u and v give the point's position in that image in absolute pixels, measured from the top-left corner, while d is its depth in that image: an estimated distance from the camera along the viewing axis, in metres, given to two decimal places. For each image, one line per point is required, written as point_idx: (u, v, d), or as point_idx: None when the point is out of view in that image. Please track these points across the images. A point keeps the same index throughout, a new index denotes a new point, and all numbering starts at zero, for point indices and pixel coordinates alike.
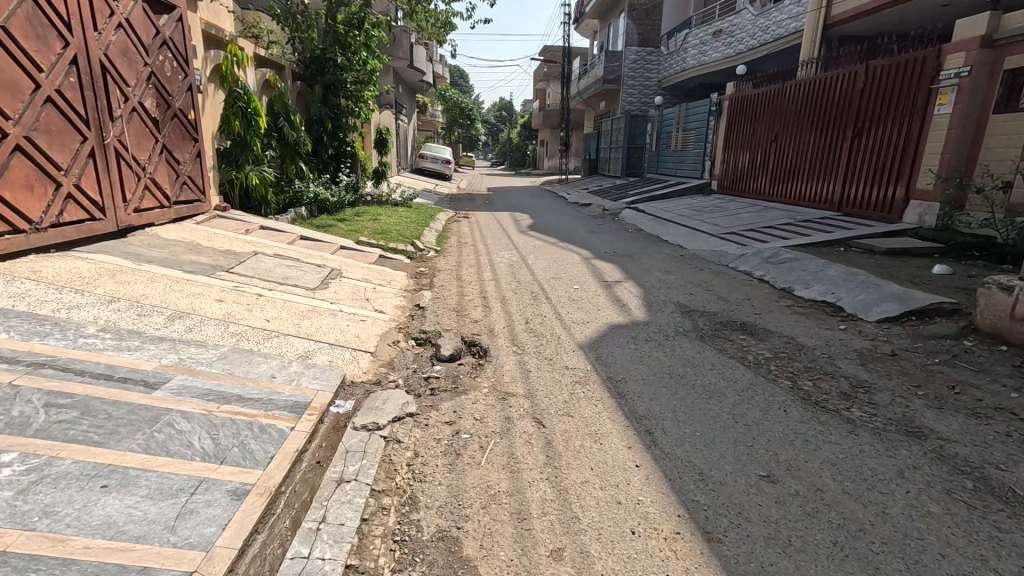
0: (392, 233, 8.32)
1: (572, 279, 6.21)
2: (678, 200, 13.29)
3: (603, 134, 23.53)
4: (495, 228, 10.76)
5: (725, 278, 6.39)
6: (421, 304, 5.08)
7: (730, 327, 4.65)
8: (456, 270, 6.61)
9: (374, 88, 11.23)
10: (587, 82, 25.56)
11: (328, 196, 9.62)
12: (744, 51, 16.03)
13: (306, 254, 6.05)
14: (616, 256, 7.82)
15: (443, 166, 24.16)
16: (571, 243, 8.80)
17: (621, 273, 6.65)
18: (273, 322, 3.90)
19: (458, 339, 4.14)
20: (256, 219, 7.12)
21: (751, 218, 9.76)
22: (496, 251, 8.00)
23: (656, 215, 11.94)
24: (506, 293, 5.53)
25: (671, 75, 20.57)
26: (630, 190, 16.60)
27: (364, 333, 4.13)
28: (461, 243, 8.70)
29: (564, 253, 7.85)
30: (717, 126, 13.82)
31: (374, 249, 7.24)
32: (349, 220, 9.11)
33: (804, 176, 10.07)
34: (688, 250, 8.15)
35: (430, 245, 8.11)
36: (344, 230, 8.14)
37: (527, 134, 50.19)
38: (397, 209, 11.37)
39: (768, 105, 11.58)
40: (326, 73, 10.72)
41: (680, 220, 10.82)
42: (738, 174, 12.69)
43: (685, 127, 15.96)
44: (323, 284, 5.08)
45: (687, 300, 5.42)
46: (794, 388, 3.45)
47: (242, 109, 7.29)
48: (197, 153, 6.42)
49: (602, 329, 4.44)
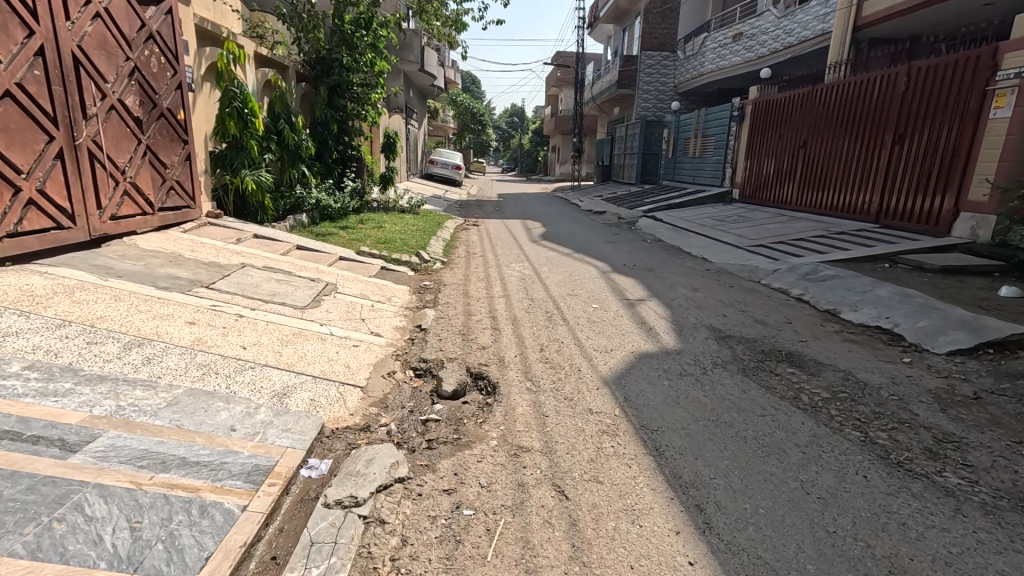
0: (396, 242, 7.82)
1: (589, 296, 5.65)
2: (698, 209, 12.68)
3: (617, 140, 22.97)
4: (506, 237, 10.24)
5: (759, 297, 5.79)
6: (423, 326, 4.55)
7: (773, 358, 4.06)
8: (463, 285, 6.09)
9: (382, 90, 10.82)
10: (601, 87, 25.06)
11: (331, 202, 9.16)
12: (766, 54, 15.40)
13: (299, 265, 5.56)
14: (636, 270, 7.24)
15: (453, 172, 23.78)
16: (587, 255, 8.24)
17: (644, 289, 6.07)
18: (250, 350, 3.39)
19: (463, 371, 3.60)
20: (251, 226, 6.65)
21: (779, 229, 9.13)
22: (506, 263, 7.47)
23: (674, 224, 11.35)
24: (517, 312, 4.99)
25: (688, 80, 20.01)
26: (646, 197, 16.01)
27: (354, 361, 3.61)
28: (470, 253, 8.20)
29: (580, 266, 7.30)
30: (739, 132, 13.22)
31: (375, 260, 6.74)
32: (352, 227, 8.64)
33: (836, 184, 9.44)
34: (714, 264, 7.55)
35: (436, 255, 7.61)
36: (345, 239, 7.65)
37: (538, 140, 49.80)
38: (403, 216, 10.89)
39: (795, 110, 10.97)
40: (332, 74, 10.31)
41: (701, 230, 10.21)
42: (762, 182, 12.06)
43: (704, 133, 15.37)
44: (315, 302, 4.57)
45: (721, 323, 4.84)
46: (866, 443, 2.86)
47: (238, 109, 6.85)
48: (187, 156, 5.97)
49: (628, 359, 3.87)
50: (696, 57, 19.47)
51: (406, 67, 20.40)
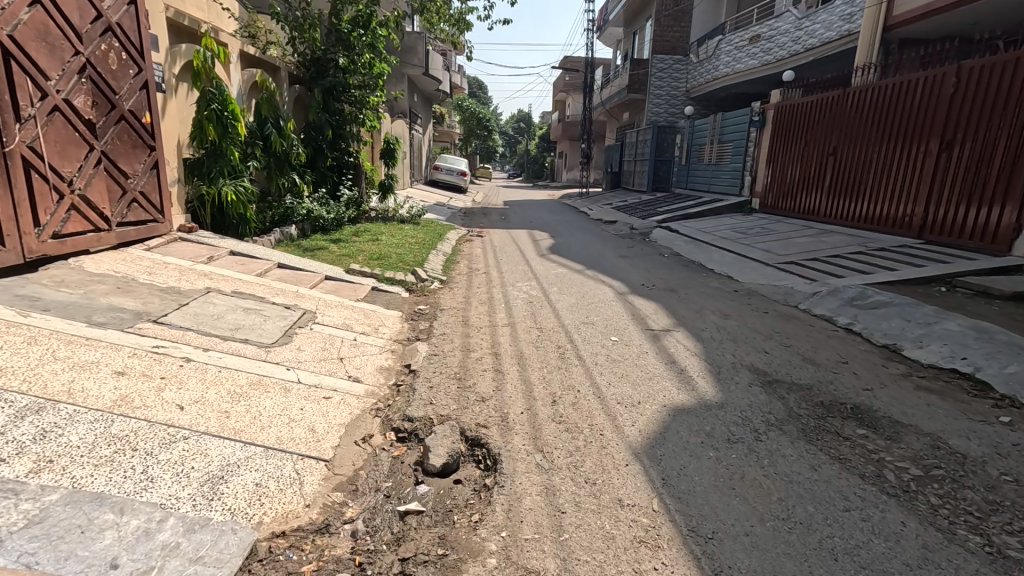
0: (390, 258, 7.13)
1: (607, 326, 4.94)
2: (716, 219, 11.93)
3: (627, 146, 22.26)
4: (512, 250, 9.55)
5: (801, 328, 5.04)
6: (413, 366, 3.85)
7: (837, 415, 3.32)
8: (463, 310, 5.38)
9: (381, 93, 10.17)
10: (611, 92, 24.37)
11: (323, 213, 8.49)
12: (785, 57, 14.64)
13: (275, 289, 4.88)
14: (656, 290, 6.51)
15: (458, 179, 23.22)
16: (600, 272, 7.53)
17: (669, 316, 5.34)
18: (188, 411, 2.69)
19: (456, 435, 2.89)
20: (228, 242, 5.99)
21: (809, 244, 8.37)
22: (512, 282, 6.76)
23: (692, 236, 10.61)
24: (524, 349, 4.28)
25: (702, 84, 19.29)
26: (659, 206, 15.27)
27: (322, 422, 2.91)
28: (472, 270, 7.51)
29: (594, 286, 6.58)
30: (760, 138, 12.47)
31: (366, 280, 6.06)
32: (344, 241, 7.97)
33: (872, 195, 8.69)
34: (742, 284, 6.82)
35: (434, 273, 6.92)
36: (335, 254, 6.97)
37: (545, 146, 49.22)
38: (403, 227, 10.20)
39: (825, 113, 10.23)
40: (328, 76, 9.68)
41: (722, 243, 9.45)
42: (786, 191, 11.31)
43: (720, 139, 14.62)
44: (285, 338, 3.88)
45: (764, 363, 4.10)
46: (997, 558, 2.10)
47: (217, 111, 6.20)
48: (155, 164, 5.33)
49: (660, 418, 3.15)
50: (710, 60, 18.74)
51: (410, 71, 19.86)
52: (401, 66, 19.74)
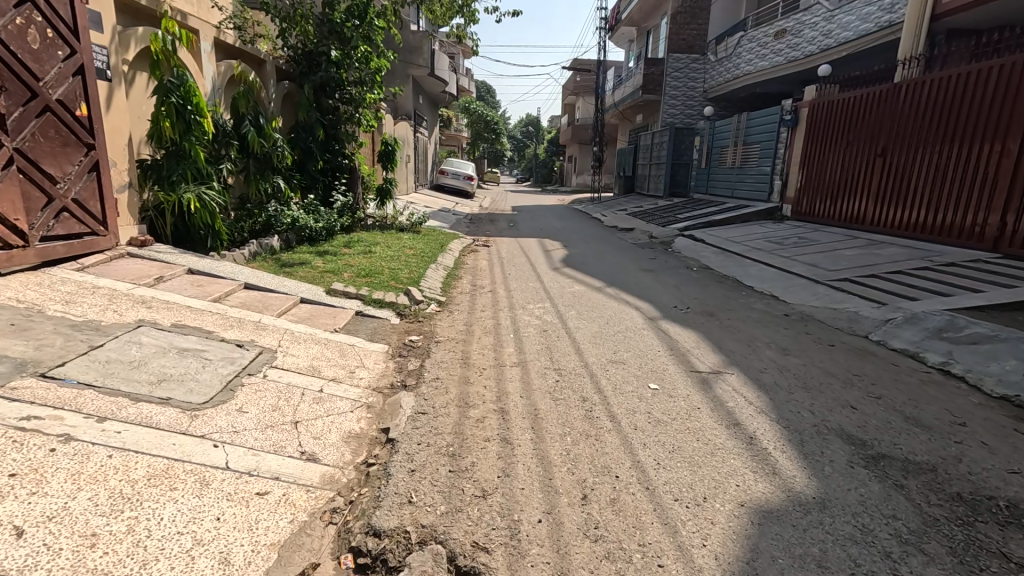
0: (382, 274, 6.18)
1: (642, 367, 3.95)
2: (745, 227, 10.90)
3: (641, 149, 21.26)
4: (522, 262, 8.60)
5: (886, 370, 4.02)
6: (392, 434, 2.88)
7: (989, 519, 2.31)
8: (463, 343, 4.42)
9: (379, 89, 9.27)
10: (624, 93, 23.39)
11: (310, 221, 7.59)
12: (815, 52, 13.59)
13: (230, 319, 3.95)
14: (693, 315, 5.51)
15: (465, 183, 22.29)
16: (624, 291, 6.54)
17: (716, 352, 4.35)
18: (29, 541, 1.74)
19: (441, 569, 1.92)
20: (188, 257, 5.08)
21: (862, 258, 7.32)
22: (521, 303, 5.80)
23: (721, 246, 9.59)
24: (540, 402, 3.30)
25: (722, 83, 18.28)
26: (679, 212, 14.25)
27: (243, 544, 1.96)
28: (476, 287, 6.56)
29: (618, 309, 5.60)
30: (792, 139, 11.43)
31: (349, 304, 5.11)
32: (332, 254, 7.05)
33: (933, 200, 7.68)
34: (792, 307, 5.81)
35: (432, 291, 5.97)
36: (318, 270, 6.03)
37: (554, 151, 48.33)
38: (401, 236, 9.25)
39: (868, 109, 9.21)
40: (319, 71, 8.80)
41: (757, 255, 8.43)
42: (823, 196, 10.27)
43: (745, 141, 13.58)
44: (224, 393, 2.93)
45: (858, 426, 3.10)
46: None
47: (178, 105, 5.30)
48: (94, 165, 4.45)
49: (742, 531, 2.15)
50: (731, 58, 17.76)
51: (415, 71, 19.08)
52: (406, 66, 18.96)
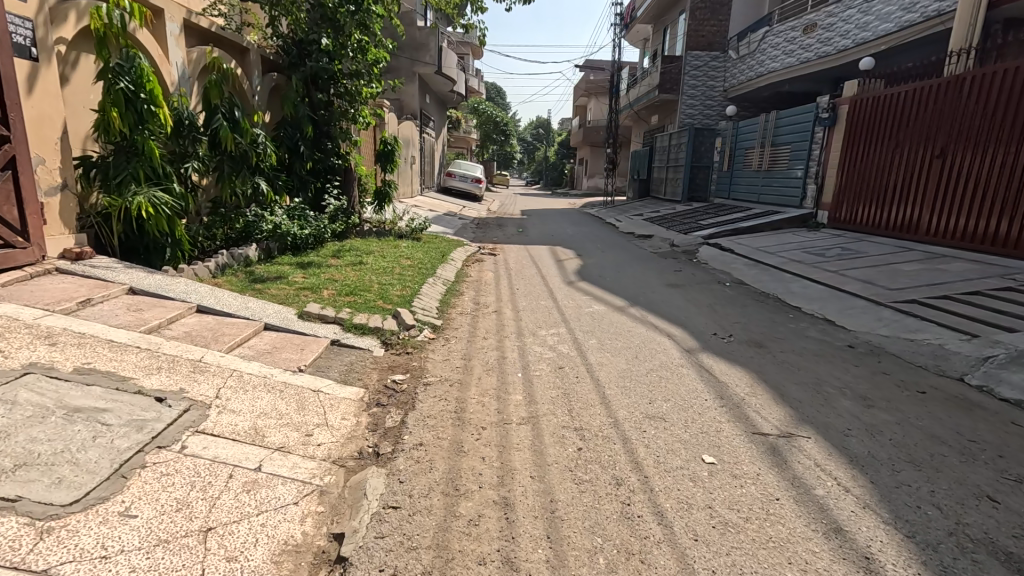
0: (369, 292, 5.28)
1: (688, 427, 3.04)
2: (777, 236, 9.91)
3: (657, 151, 20.29)
4: (532, 274, 7.70)
5: (1010, 434, 3.06)
6: (344, 549, 1.99)
7: None
8: (459, 388, 3.52)
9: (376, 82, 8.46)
10: (639, 93, 22.46)
11: (294, 228, 6.73)
12: (850, 47, 12.60)
13: (160, 358, 3.08)
14: (738, 346, 4.57)
15: (473, 186, 21.44)
16: (652, 312, 5.61)
17: (780, 403, 3.41)
18: None
19: None
20: (132, 273, 4.24)
21: (925, 274, 6.33)
22: (530, 327, 4.91)
23: (754, 257, 8.60)
24: (557, 489, 2.40)
25: (745, 82, 17.30)
26: (700, 218, 13.26)
27: None
28: (479, 306, 5.66)
29: (648, 338, 4.68)
30: (830, 139, 10.41)
31: (322, 332, 4.23)
32: (316, 266, 6.19)
33: (1002, 209, 6.74)
34: (856, 336, 4.85)
35: (428, 312, 5.09)
36: (295, 287, 5.16)
37: (565, 153, 47.52)
38: (399, 245, 8.38)
39: (920, 105, 8.23)
40: (310, 62, 7.96)
41: (799, 268, 7.44)
42: (866, 201, 9.29)
43: (773, 142, 12.58)
44: (110, 485, 2.05)
45: (1016, 537, 2.15)
46: None
47: (127, 92, 4.45)
48: (7, 162, 3.65)
49: None
50: (755, 55, 16.77)
51: (422, 69, 18.36)
52: (412, 64, 18.27)
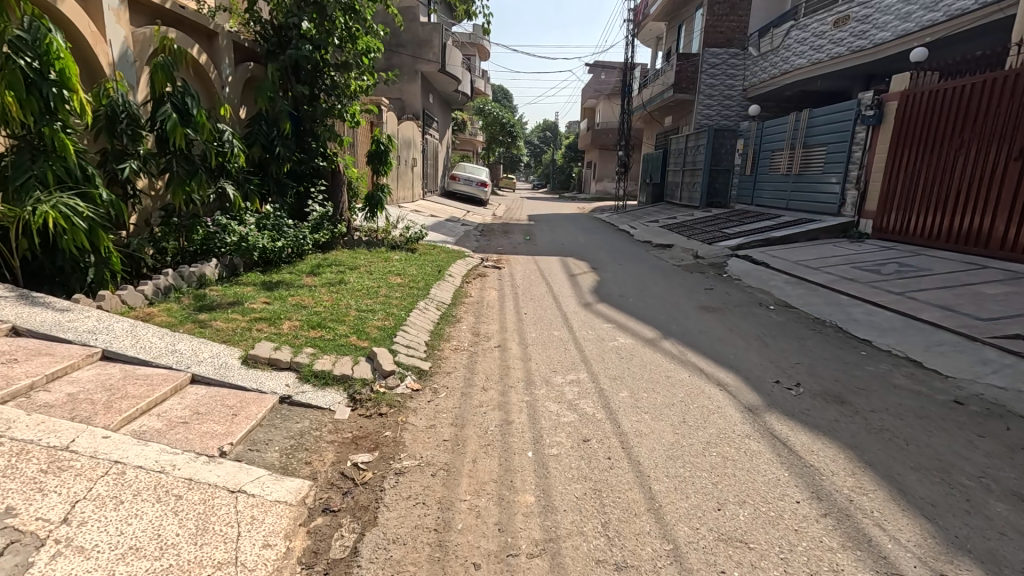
0: (341, 323, 4.26)
1: (788, 564, 2.00)
2: (816, 249, 8.83)
3: (672, 154, 19.26)
4: (542, 293, 6.67)
5: None
6: None
7: None
8: (445, 481, 2.49)
9: (367, 68, 7.60)
10: (652, 93, 21.47)
11: (264, 241, 5.76)
12: (890, 40, 11.59)
13: (1, 447, 2.08)
14: (813, 402, 3.51)
15: (477, 190, 20.52)
16: (692, 348, 4.56)
17: (908, 509, 2.35)
18: None
19: None
20: (26, 307, 3.27)
21: (1017, 299, 5.26)
22: (540, 372, 3.87)
23: (796, 273, 7.51)
24: None
25: (767, 80, 16.30)
26: (724, 226, 12.17)
27: None
28: (479, 338, 4.63)
29: (694, 390, 3.62)
30: (875, 139, 9.35)
31: (267, 386, 3.20)
32: (286, 287, 5.20)
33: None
34: (960, 386, 3.80)
35: (414, 349, 4.07)
36: (250, 317, 4.16)
37: (572, 156, 46.59)
38: (390, 257, 7.39)
39: (981, 99, 7.34)
40: (290, 49, 6.98)
41: (855, 289, 6.36)
42: (919, 209, 8.23)
43: (805, 144, 11.51)
44: None
45: None
46: None
47: (28, 74, 3.47)
48: None
49: None
50: (778, 52, 15.79)
51: (424, 67, 17.43)
52: (414, 61, 17.37)
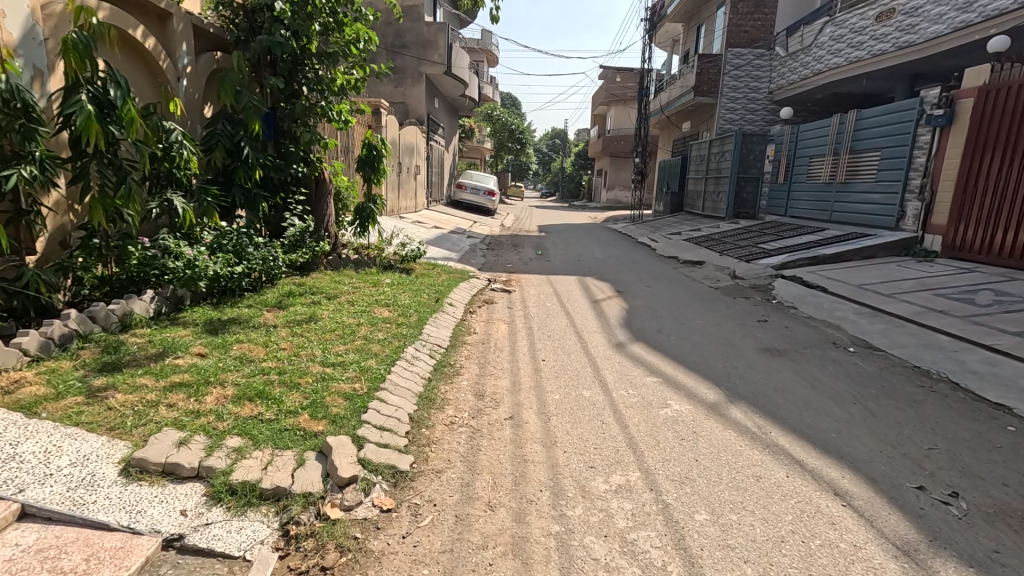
0: (293, 389, 3.08)
1: None
2: (878, 270, 7.57)
3: (692, 161, 18.10)
4: (561, 326, 5.45)
5: None
6: None
7: None
8: None
9: (353, 56, 6.56)
10: (669, 97, 20.36)
11: (217, 266, 4.63)
12: (946, 34, 10.39)
13: None
14: (997, 535, 2.28)
15: (484, 199, 19.45)
16: (774, 420, 3.34)
17: None
18: None
19: None
20: None
21: None
22: (569, 473, 2.66)
23: (868, 301, 6.24)
24: None
25: (796, 82, 15.15)
26: (759, 240, 10.91)
27: None
28: (484, 404, 3.45)
29: (807, 511, 2.40)
30: (943, 141, 8.13)
31: (143, 521, 2.01)
32: (238, 328, 4.06)
33: None
34: None
35: (392, 428, 2.89)
36: (166, 381, 2.98)
37: (581, 164, 45.61)
38: (380, 281, 6.25)
39: None
40: (261, 34, 5.88)
41: (954, 324, 5.11)
42: (972, 213, 7.50)
43: (852, 149, 10.28)
44: None
45: None
46: None
47: None
48: None
49: None
50: (809, 51, 14.64)
51: (429, 69, 16.45)
52: (417, 63, 16.41)
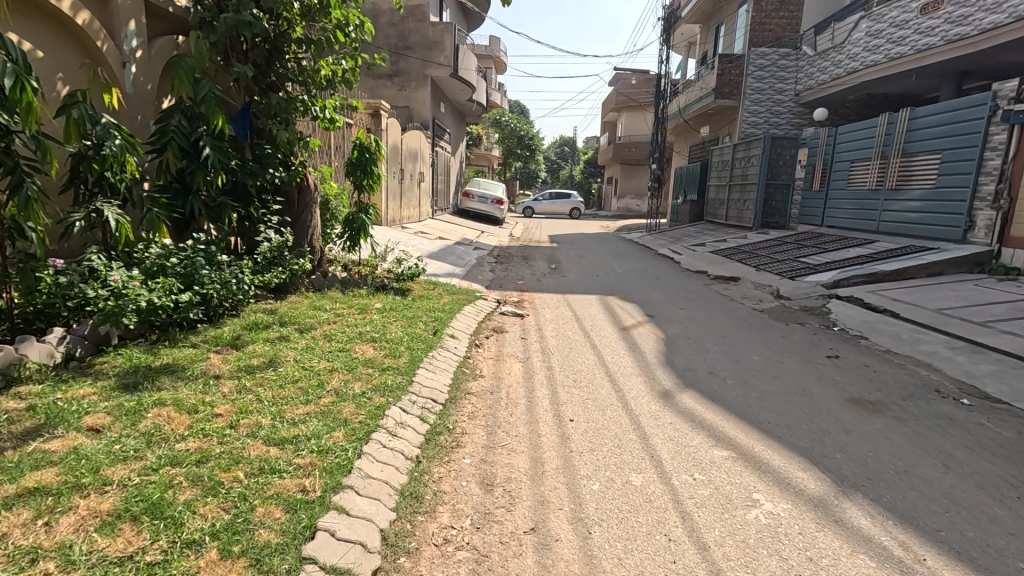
0: (203, 497, 2.04)
1: None
2: (954, 290, 6.46)
3: (713, 168, 17.06)
4: (588, 364, 4.41)
5: None
6: None
7: None
8: None
9: (338, 40, 5.63)
10: (686, 100, 19.36)
11: (154, 294, 3.63)
12: (1007, 23, 9.30)
13: None
14: None
15: (492, 208, 18.52)
16: (923, 535, 2.26)
17: None
18: None
19: None
20: None
21: None
22: None
23: (959, 331, 5.14)
24: None
25: (827, 82, 14.10)
26: (798, 253, 9.81)
27: None
28: (495, 506, 2.41)
29: None
30: None
31: None
32: (170, 380, 3.07)
33: None
34: None
35: (351, 568, 1.85)
36: (13, 487, 1.96)
37: (591, 172, 44.72)
38: (368, 306, 5.27)
39: None
40: (227, 11, 4.92)
41: None
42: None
43: (904, 151, 9.19)
44: None
45: None
46: None
47: None
48: None
49: None
50: (841, 48, 13.59)
51: (434, 71, 15.60)
52: (422, 65, 15.57)
